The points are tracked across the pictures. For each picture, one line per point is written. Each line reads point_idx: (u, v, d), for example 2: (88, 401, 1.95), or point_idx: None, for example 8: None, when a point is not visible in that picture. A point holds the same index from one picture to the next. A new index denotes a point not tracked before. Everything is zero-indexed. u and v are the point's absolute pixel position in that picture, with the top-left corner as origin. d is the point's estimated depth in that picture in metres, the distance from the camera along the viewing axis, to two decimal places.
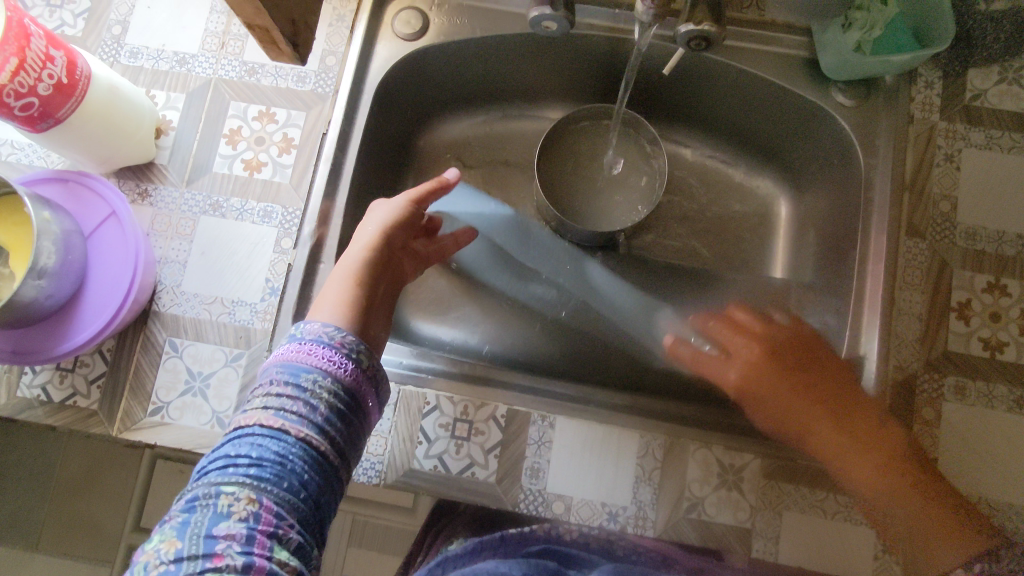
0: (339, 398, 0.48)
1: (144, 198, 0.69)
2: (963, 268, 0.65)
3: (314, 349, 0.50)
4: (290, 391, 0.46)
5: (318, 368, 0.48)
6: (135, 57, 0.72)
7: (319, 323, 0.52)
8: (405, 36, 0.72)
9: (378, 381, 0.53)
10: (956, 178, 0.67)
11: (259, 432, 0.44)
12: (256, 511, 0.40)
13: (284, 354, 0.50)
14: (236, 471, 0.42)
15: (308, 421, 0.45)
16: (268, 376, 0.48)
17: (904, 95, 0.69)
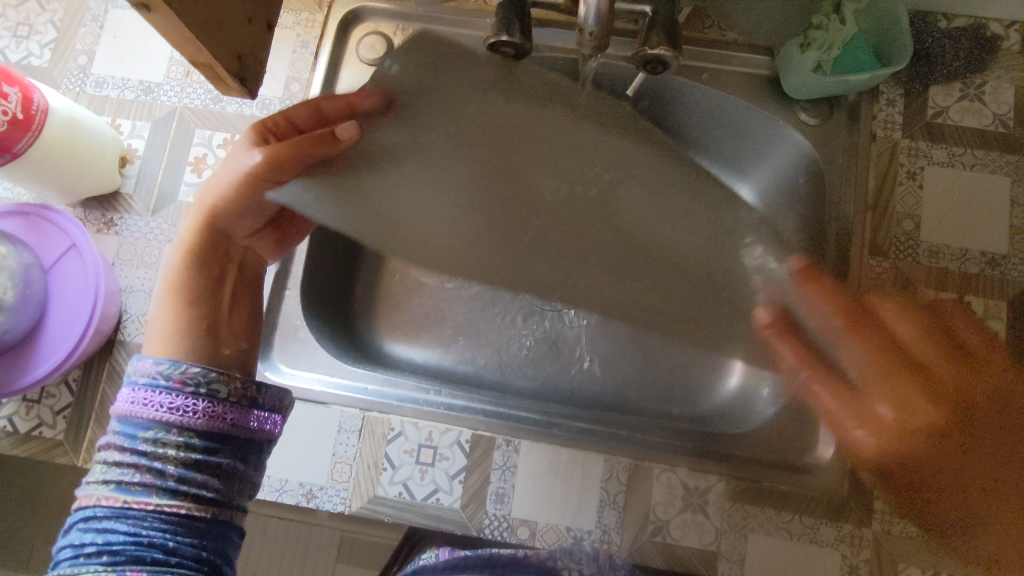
0: (200, 439, 0.49)
1: (109, 227, 0.69)
2: (926, 286, 0.66)
3: (158, 396, 0.49)
4: (130, 458, 0.48)
5: (165, 423, 0.48)
6: (101, 86, 0.73)
7: (150, 361, 0.51)
8: (369, 61, 0.73)
9: (254, 407, 0.53)
10: (919, 196, 0.67)
11: (104, 508, 0.46)
12: (124, 574, 0.44)
13: (128, 409, 0.49)
14: (85, 553, 0.45)
15: (155, 487, 0.47)
16: (117, 439, 0.49)
17: (866, 114, 0.69)
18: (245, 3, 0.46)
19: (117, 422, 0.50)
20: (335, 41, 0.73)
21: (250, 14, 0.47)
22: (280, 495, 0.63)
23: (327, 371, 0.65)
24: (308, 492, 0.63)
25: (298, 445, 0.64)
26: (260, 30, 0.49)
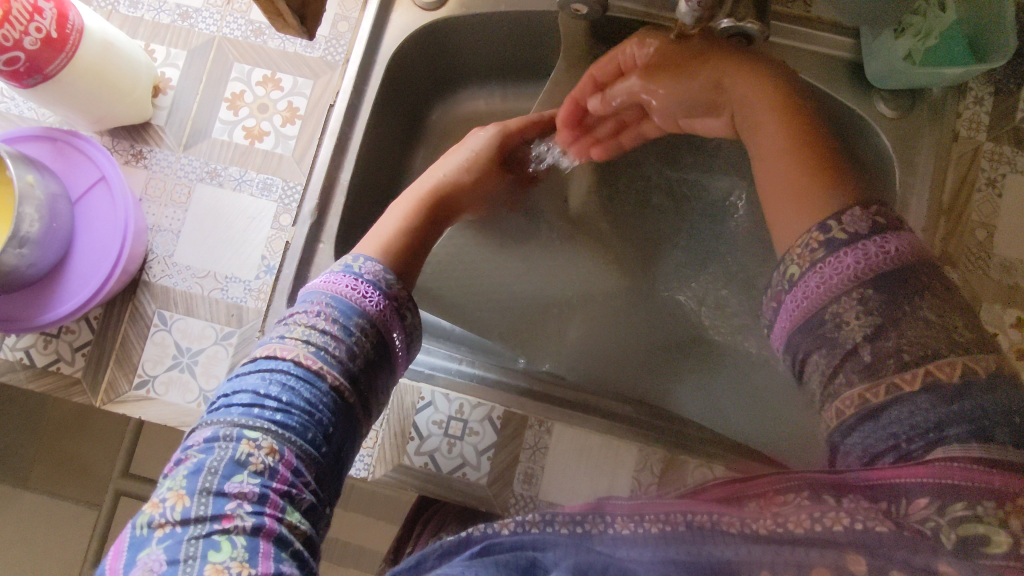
0: (371, 346, 0.49)
1: (138, 160, 0.66)
2: (994, 301, 0.62)
3: (366, 291, 0.51)
4: (338, 335, 0.47)
5: (363, 315, 0.49)
6: (135, 7, 0.68)
7: (377, 266, 0.53)
8: (423, 5, 0.68)
9: (410, 341, 0.54)
10: (997, 205, 0.64)
11: (297, 366, 0.44)
12: (275, 466, 0.40)
13: (340, 291, 0.50)
14: (265, 406, 0.42)
15: (343, 361, 0.46)
16: (317, 310, 0.48)
17: (952, 110, 0.65)
18: None
19: (323, 298, 0.49)
20: None
21: None
22: None
23: None
24: None
25: None
26: None
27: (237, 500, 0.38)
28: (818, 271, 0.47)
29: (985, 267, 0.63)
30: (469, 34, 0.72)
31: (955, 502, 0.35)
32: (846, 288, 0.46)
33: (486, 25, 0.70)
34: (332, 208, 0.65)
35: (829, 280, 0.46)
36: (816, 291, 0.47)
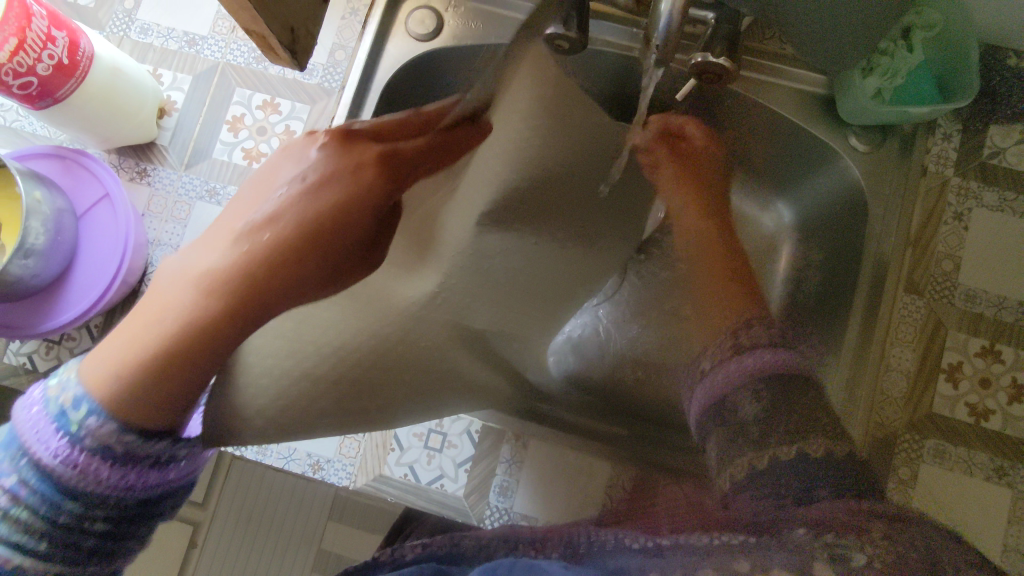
0: (85, 517, 0.45)
1: (142, 178, 0.69)
2: (959, 330, 0.64)
3: (84, 460, 0.43)
4: (36, 524, 0.43)
5: (80, 491, 0.44)
6: (146, 34, 0.72)
7: (100, 424, 0.42)
8: (417, 36, 0.72)
9: (185, 461, 0.50)
10: (963, 238, 0.66)
11: None
12: None
13: (42, 456, 0.43)
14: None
15: (36, 548, 0.44)
16: (11, 482, 0.43)
17: (921, 146, 0.67)
18: None
19: (23, 459, 0.43)
20: (385, 11, 0.72)
21: None
22: (287, 462, 0.63)
23: None
24: (315, 463, 0.64)
25: None
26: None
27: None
28: (740, 358, 0.58)
29: (949, 297, 0.65)
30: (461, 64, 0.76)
31: (829, 531, 0.41)
32: (744, 381, 0.56)
33: (478, 56, 0.74)
34: None
35: (733, 371, 0.58)
36: (724, 378, 0.58)
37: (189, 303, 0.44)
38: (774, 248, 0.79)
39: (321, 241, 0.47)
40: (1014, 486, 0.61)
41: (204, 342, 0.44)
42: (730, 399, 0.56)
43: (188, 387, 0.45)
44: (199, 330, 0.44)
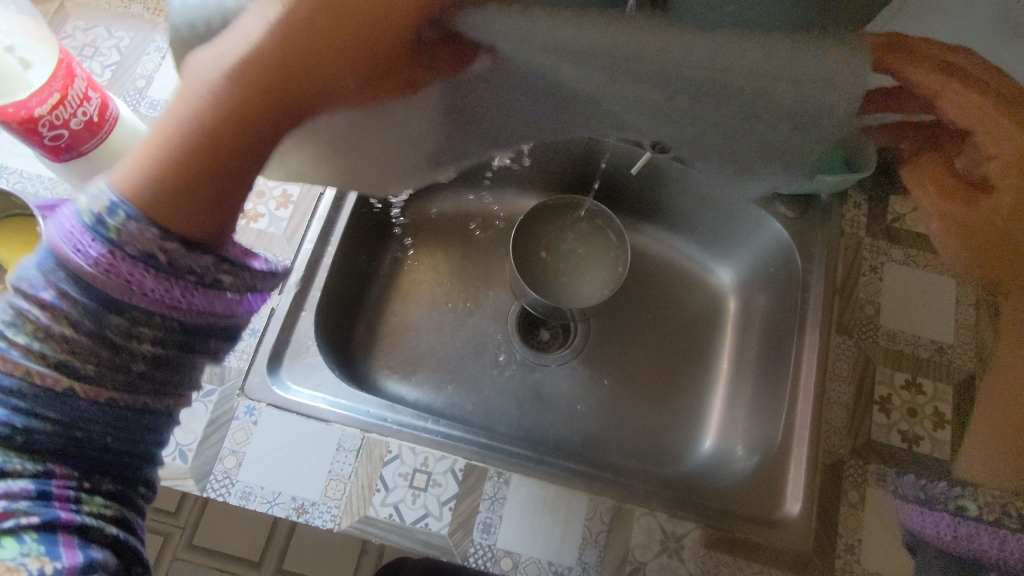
0: (171, 332, 0.42)
1: None
2: (885, 365, 0.73)
3: (132, 274, 0.39)
4: (83, 336, 0.39)
5: (128, 306, 0.39)
6: (154, 108, 0.79)
7: (133, 223, 0.38)
8: None
9: (239, 293, 0.45)
10: (879, 287, 0.77)
11: (35, 383, 0.40)
12: (46, 470, 0.41)
13: (73, 258, 0.38)
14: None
15: (96, 359, 0.40)
16: (51, 293, 0.38)
17: (836, 213, 0.79)
18: None
19: (58, 272, 0.38)
20: None
21: None
22: (271, 507, 0.65)
23: (331, 393, 0.69)
24: (299, 507, 0.65)
25: (295, 460, 0.66)
26: None
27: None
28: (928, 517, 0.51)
29: (872, 336, 0.74)
30: None
31: None
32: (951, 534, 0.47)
33: None
34: (316, 279, 0.74)
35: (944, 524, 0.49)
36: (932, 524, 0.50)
37: (221, 80, 0.40)
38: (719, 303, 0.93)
39: (283, 74, 0.41)
40: None
41: (257, 106, 0.41)
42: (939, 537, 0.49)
43: (239, 157, 0.42)
44: (221, 123, 0.40)
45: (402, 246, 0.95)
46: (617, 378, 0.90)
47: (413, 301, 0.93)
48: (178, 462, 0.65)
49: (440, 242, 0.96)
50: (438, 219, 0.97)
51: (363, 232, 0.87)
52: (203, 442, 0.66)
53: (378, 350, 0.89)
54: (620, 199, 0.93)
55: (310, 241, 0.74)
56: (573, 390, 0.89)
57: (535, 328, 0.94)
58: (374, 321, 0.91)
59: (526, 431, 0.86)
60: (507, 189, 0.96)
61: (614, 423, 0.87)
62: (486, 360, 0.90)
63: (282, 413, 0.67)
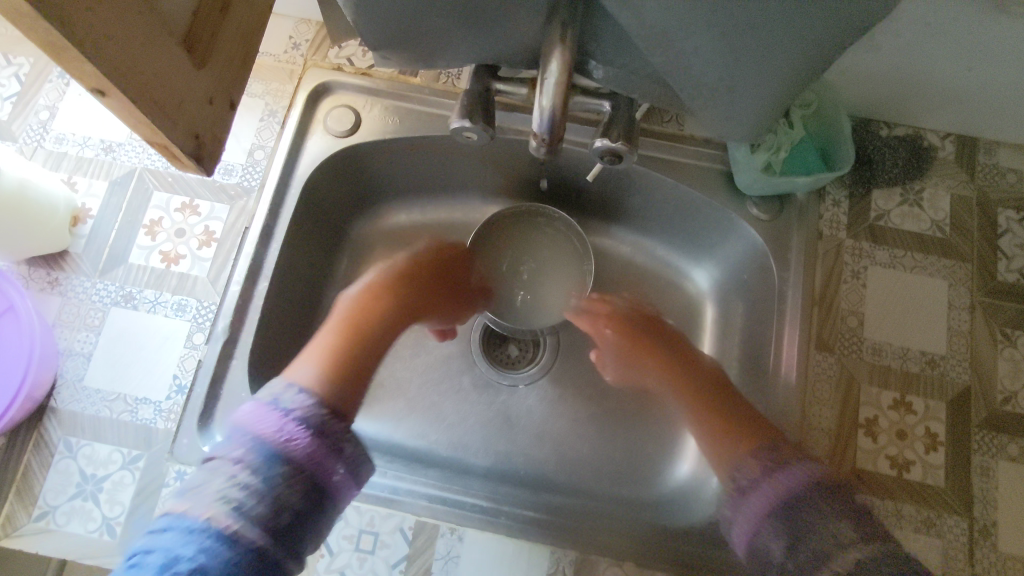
0: (307, 484, 0.56)
1: (53, 287, 0.67)
2: (871, 384, 0.66)
3: (270, 477, 0.54)
4: (254, 487, 0.53)
5: (289, 461, 0.55)
6: (61, 142, 0.72)
7: (304, 399, 0.60)
8: (336, 132, 0.74)
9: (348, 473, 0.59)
10: (863, 294, 0.69)
11: (238, 500, 0.52)
12: (252, 540, 0.51)
13: (271, 436, 0.56)
14: (210, 568, 0.49)
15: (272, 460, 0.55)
16: (238, 454, 0.55)
17: (813, 212, 0.72)
18: (205, 84, 0.48)
19: (243, 440, 0.56)
20: (304, 110, 0.74)
21: (212, 95, 0.49)
22: None
23: None
24: None
25: None
26: (219, 108, 0.50)
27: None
28: (745, 499, 0.62)
29: (855, 353, 0.67)
30: (381, 157, 0.79)
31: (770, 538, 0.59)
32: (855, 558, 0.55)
33: (395, 147, 0.77)
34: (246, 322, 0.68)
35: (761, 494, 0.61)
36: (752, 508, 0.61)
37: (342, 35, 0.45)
38: (697, 309, 0.84)
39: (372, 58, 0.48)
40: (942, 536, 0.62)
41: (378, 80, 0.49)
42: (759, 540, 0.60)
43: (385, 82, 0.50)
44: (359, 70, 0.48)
45: (353, 266, 0.88)
46: (588, 401, 0.84)
47: None
48: (107, 537, 0.61)
49: (393, 259, 0.89)
50: (389, 233, 0.89)
51: (306, 257, 0.80)
52: (132, 513, 0.62)
53: None
54: (581, 204, 0.85)
55: (232, 279, 0.68)
56: (543, 412, 0.83)
57: (501, 345, 0.87)
58: (325, 349, 0.84)
59: (492, 462, 0.81)
60: (462, 197, 0.88)
61: (585, 450, 0.82)
62: (449, 383, 0.84)
63: None
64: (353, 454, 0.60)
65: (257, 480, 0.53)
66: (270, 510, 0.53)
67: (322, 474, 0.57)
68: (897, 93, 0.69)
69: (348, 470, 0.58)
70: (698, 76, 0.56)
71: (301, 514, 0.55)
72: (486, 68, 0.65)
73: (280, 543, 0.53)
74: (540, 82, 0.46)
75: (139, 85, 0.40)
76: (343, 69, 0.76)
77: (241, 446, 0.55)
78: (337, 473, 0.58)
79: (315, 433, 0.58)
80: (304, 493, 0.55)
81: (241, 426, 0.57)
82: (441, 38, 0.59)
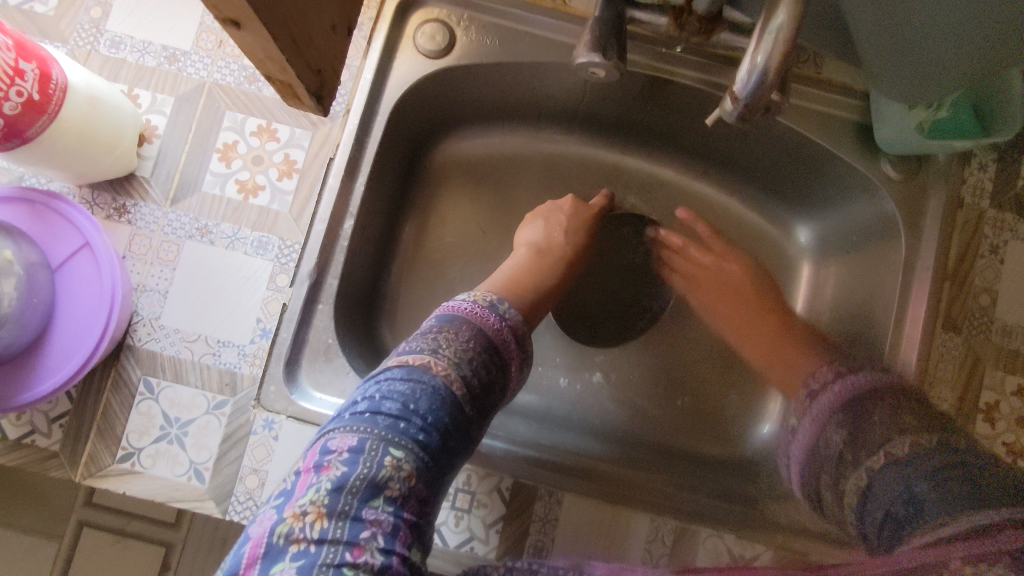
0: (467, 396, 0.51)
1: (121, 215, 0.62)
2: (995, 369, 0.63)
3: (427, 362, 0.51)
4: (440, 379, 0.50)
5: (427, 355, 0.52)
6: (117, 47, 0.63)
7: (472, 297, 0.59)
8: (428, 52, 0.66)
9: (485, 409, 0.54)
10: (999, 271, 0.65)
11: (412, 379, 0.50)
12: (396, 468, 0.45)
13: (440, 333, 0.54)
14: (411, 420, 0.47)
15: (450, 371, 0.51)
16: (432, 357, 0.52)
17: (958, 177, 0.65)
18: (331, 8, 0.40)
19: (450, 325, 0.55)
20: (392, 25, 0.66)
21: (336, 22, 0.42)
22: None
23: None
24: None
25: None
26: (340, 37, 0.43)
27: (294, 545, 0.41)
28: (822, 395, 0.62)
29: (983, 334, 0.64)
30: (472, 79, 0.70)
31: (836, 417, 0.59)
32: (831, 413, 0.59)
33: (491, 73, 0.69)
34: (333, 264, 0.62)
35: (812, 422, 0.61)
36: (806, 433, 0.61)
37: None
38: (791, 269, 0.80)
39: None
40: None
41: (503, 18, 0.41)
42: (820, 442, 0.59)
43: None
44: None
45: (426, 198, 0.81)
46: (666, 351, 0.79)
47: (442, 264, 0.80)
48: (195, 482, 0.59)
49: (469, 192, 0.82)
50: (467, 164, 0.82)
51: (386, 189, 0.73)
52: (220, 460, 0.59)
53: (405, 321, 0.78)
54: (681, 145, 0.77)
55: (317, 217, 0.61)
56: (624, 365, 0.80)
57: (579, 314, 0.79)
58: (396, 286, 0.79)
59: (568, 409, 0.76)
60: (548, 129, 0.80)
61: (665, 404, 0.77)
62: None
63: (305, 427, 0.59)
64: (501, 376, 0.56)
65: (412, 384, 0.49)
66: (431, 449, 0.47)
67: (490, 371, 0.54)
68: None
69: (508, 377, 0.57)
70: (894, 27, 0.49)
71: (442, 448, 0.48)
72: None
73: (460, 447, 0.51)
74: (755, 39, 0.41)
75: (277, 17, 0.33)
76: None
77: (455, 324, 0.55)
78: (478, 414, 0.52)
79: (515, 334, 0.58)
80: (471, 411, 0.52)
81: (463, 316, 0.56)
82: None
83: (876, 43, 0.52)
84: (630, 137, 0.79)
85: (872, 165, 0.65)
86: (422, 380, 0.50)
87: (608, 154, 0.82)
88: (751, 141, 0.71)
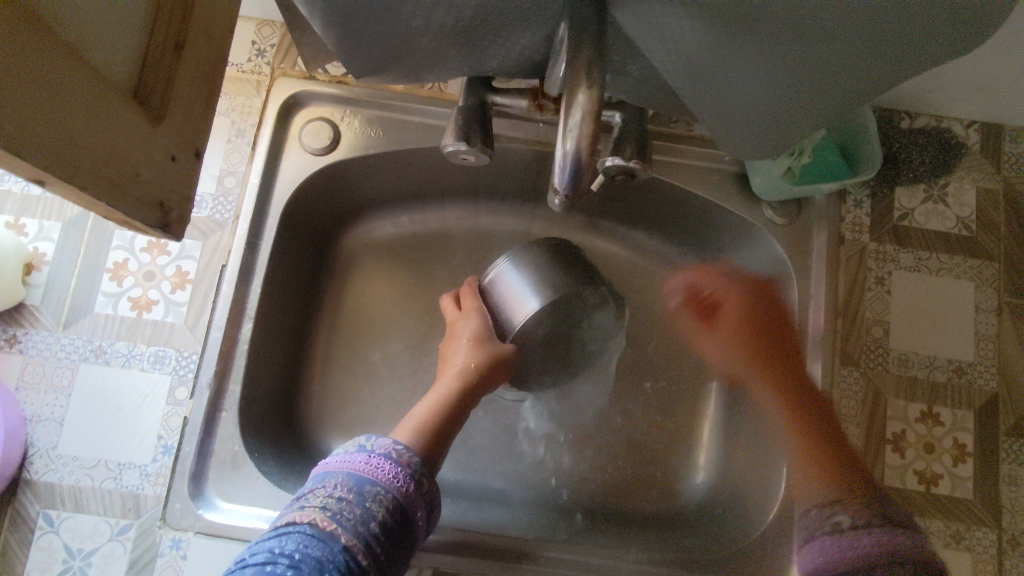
0: (351, 533, 0.48)
1: (12, 346, 0.61)
2: (897, 398, 0.65)
3: (299, 513, 0.50)
4: (310, 525, 0.48)
5: (302, 504, 0.51)
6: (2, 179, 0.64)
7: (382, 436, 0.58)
8: (314, 150, 0.67)
9: (386, 547, 0.50)
10: (888, 302, 0.67)
11: (282, 531, 0.49)
12: None
13: (321, 482, 0.52)
14: (279, 562, 0.45)
15: (324, 512, 0.49)
16: (306, 506, 0.50)
17: (836, 216, 0.67)
18: (165, 139, 0.41)
19: (333, 474, 0.53)
20: (275, 128, 0.67)
21: (174, 151, 0.42)
22: None
23: (270, 506, 0.59)
24: None
25: None
26: (187, 163, 0.44)
27: None
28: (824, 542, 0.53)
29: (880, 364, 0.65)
30: (364, 170, 0.72)
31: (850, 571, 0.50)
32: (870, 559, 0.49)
33: (380, 162, 0.71)
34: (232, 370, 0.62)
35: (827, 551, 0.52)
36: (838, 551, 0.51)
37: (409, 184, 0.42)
38: None
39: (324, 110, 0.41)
40: (971, 549, 0.62)
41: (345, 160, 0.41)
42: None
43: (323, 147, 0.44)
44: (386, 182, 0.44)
45: (339, 284, 0.81)
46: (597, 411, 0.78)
47: (360, 346, 0.80)
48: None
49: (381, 273, 0.82)
50: (376, 246, 0.83)
51: (292, 283, 0.74)
52: None
53: (326, 410, 0.77)
54: (581, 207, 0.79)
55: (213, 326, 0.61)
56: None
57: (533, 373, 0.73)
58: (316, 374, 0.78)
59: None
60: (453, 203, 0.82)
61: None
62: None
63: (216, 542, 0.57)
64: (398, 511, 0.52)
65: (285, 534, 0.48)
66: None
67: (376, 507, 0.51)
68: (920, 87, 0.64)
69: (409, 510, 0.53)
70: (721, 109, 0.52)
71: None
72: (480, 79, 0.59)
73: None
74: (562, 128, 0.42)
75: (86, 170, 0.34)
76: (316, 79, 0.68)
77: (339, 470, 0.53)
78: (372, 549, 0.49)
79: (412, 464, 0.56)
80: (359, 549, 0.48)
81: (345, 459, 0.55)
82: (434, 61, 0.53)
83: (720, 125, 0.54)
84: (531, 203, 0.81)
85: (754, 211, 0.68)
86: (289, 531, 0.48)
87: (514, 220, 0.83)
88: (643, 196, 0.73)
